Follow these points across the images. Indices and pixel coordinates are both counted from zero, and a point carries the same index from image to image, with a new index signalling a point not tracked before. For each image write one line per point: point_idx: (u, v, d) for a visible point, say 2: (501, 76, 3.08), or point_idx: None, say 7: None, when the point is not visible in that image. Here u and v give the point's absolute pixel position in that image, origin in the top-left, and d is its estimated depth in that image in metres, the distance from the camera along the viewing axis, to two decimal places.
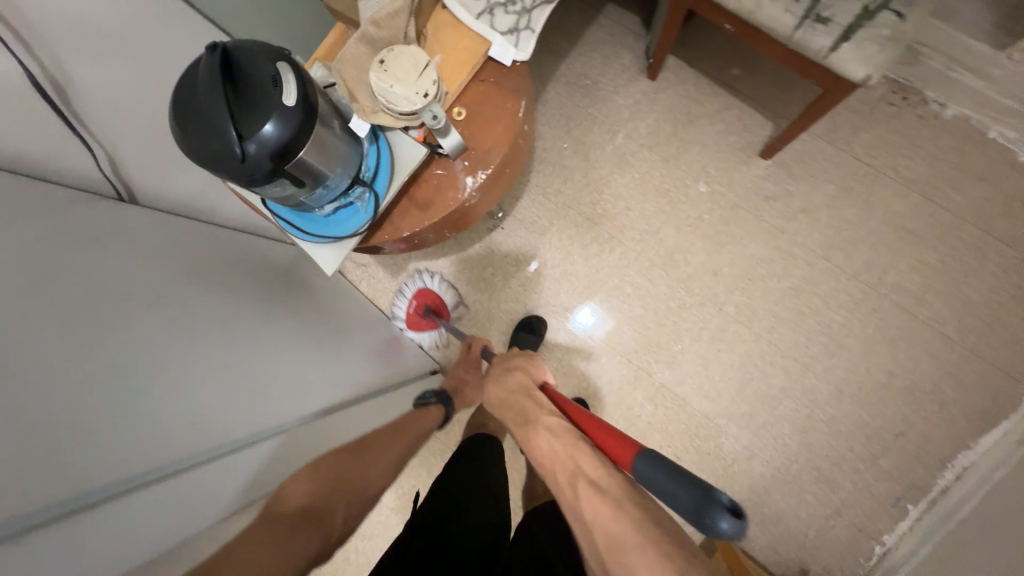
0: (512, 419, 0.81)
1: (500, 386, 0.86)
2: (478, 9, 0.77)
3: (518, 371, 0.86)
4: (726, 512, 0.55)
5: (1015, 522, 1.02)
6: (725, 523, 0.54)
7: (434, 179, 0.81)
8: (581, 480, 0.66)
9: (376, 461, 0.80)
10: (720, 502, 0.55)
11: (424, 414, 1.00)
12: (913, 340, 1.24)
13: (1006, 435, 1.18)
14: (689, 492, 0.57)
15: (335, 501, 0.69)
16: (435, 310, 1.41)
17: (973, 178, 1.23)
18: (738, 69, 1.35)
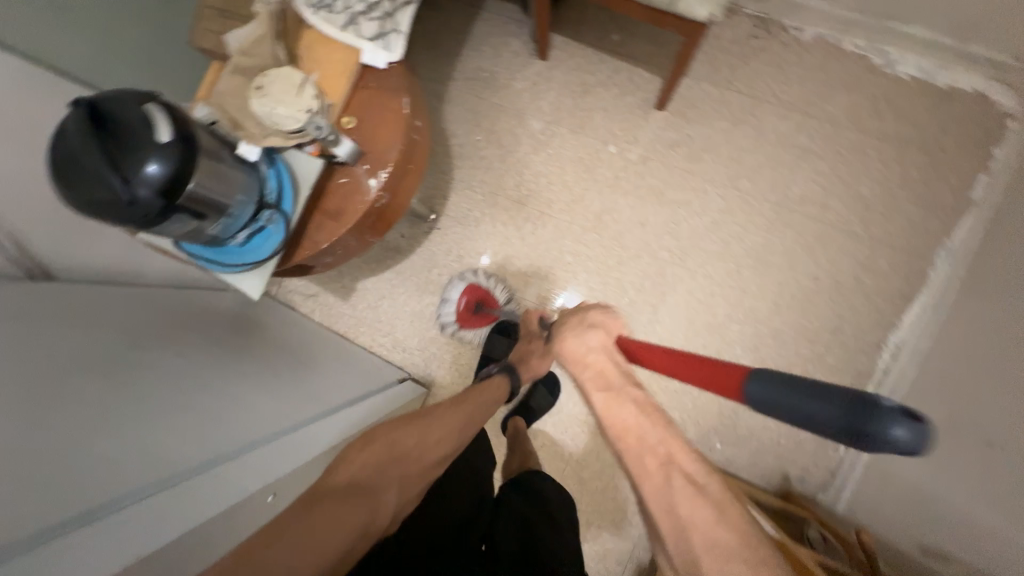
0: (589, 383, 0.72)
1: (579, 347, 0.75)
2: (342, 22, 0.82)
3: (599, 332, 0.76)
4: (895, 420, 0.47)
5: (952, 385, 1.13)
6: (899, 430, 0.46)
7: (341, 187, 0.84)
8: (675, 471, 0.63)
9: (434, 430, 0.81)
10: (887, 407, 0.47)
11: (484, 388, 0.97)
12: (826, 243, 1.35)
13: (924, 308, 1.30)
14: (838, 406, 0.50)
15: (387, 474, 0.71)
16: (485, 304, 1.39)
17: (841, 89, 1.36)
18: (618, 34, 1.45)
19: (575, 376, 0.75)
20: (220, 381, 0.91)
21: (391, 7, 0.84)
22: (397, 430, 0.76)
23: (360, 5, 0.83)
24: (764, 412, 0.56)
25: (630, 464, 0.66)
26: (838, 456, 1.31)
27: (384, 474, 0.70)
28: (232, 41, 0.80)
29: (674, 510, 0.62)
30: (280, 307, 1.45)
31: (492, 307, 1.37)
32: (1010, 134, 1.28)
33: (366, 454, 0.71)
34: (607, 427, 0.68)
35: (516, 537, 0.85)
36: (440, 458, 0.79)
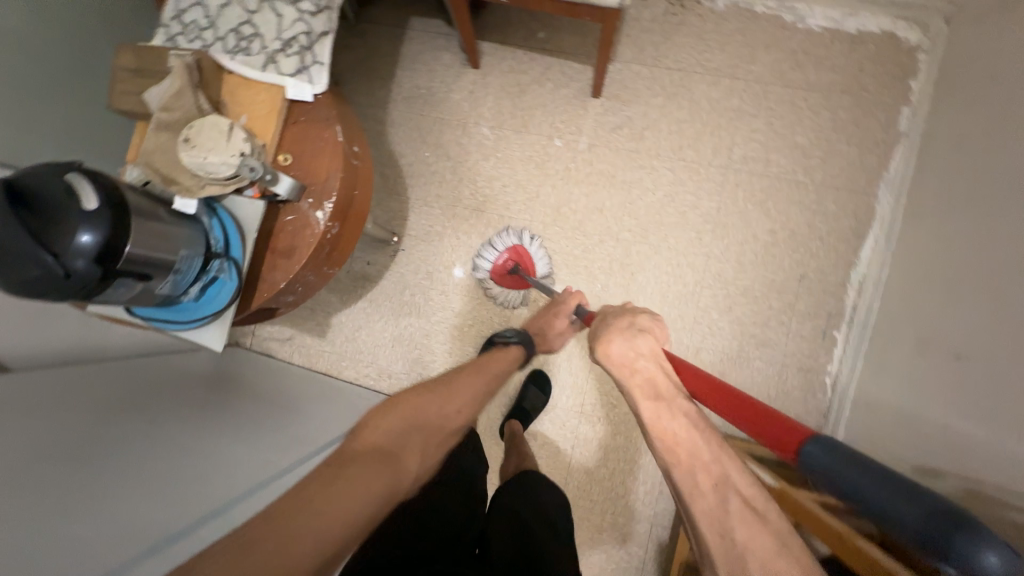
0: (638, 388, 0.75)
1: (626, 348, 0.79)
2: (262, 63, 0.83)
3: (647, 337, 0.81)
4: (986, 546, 0.51)
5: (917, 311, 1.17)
6: (991, 559, 0.50)
7: (288, 225, 0.83)
8: (730, 492, 0.63)
9: (454, 398, 0.85)
10: (983, 536, 0.52)
11: (506, 355, 1.05)
12: (777, 197, 1.40)
13: (876, 241, 1.36)
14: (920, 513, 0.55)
15: (412, 438, 0.73)
16: (524, 270, 1.37)
17: (761, 49, 1.42)
18: (543, 31, 1.48)
19: (624, 379, 0.77)
20: (210, 436, 0.93)
21: (308, 40, 0.84)
22: (422, 399, 0.80)
23: (277, 43, 0.84)
24: (825, 479, 0.63)
25: (682, 482, 0.65)
26: (826, 398, 1.36)
27: (410, 438, 0.72)
28: (150, 98, 0.79)
29: (728, 535, 0.60)
30: (257, 357, 1.43)
31: (529, 275, 1.36)
32: (923, 65, 1.35)
33: (392, 419, 0.74)
34: (655, 435, 0.69)
35: (512, 538, 0.85)
36: (458, 426, 0.83)
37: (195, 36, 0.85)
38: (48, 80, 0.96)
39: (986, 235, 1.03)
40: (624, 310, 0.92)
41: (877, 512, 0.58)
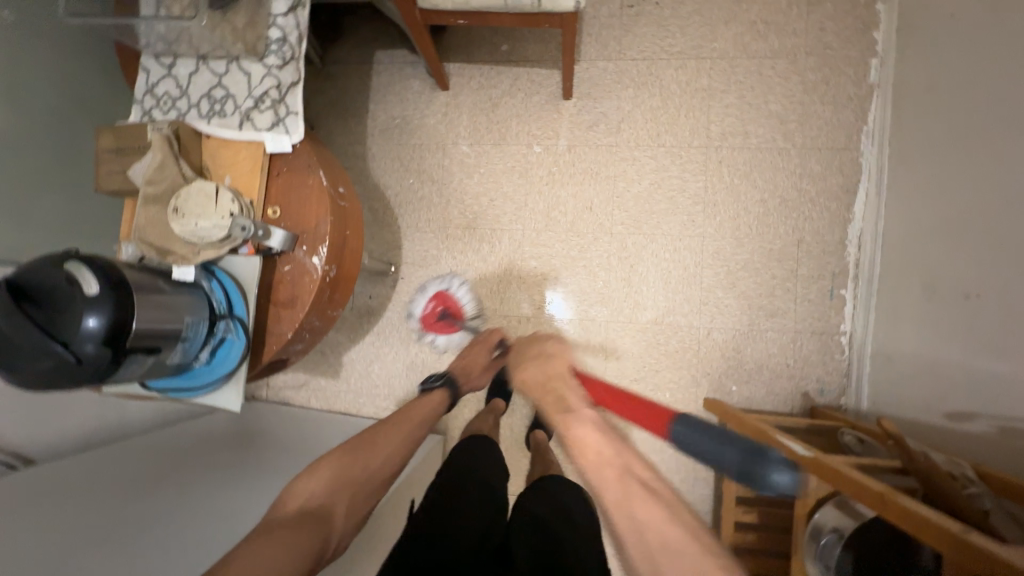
0: (551, 406, 0.71)
1: (539, 373, 0.76)
2: (238, 122, 0.85)
3: (557, 357, 0.77)
4: (775, 468, 0.65)
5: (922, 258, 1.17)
6: (777, 474, 0.65)
7: (287, 275, 0.84)
8: (633, 481, 0.60)
9: (381, 450, 0.86)
10: (773, 458, 0.66)
11: (427, 402, 1.00)
12: (762, 167, 1.40)
13: (868, 195, 1.36)
14: (738, 452, 0.66)
15: (336, 497, 0.76)
16: (452, 315, 1.30)
17: (722, 26, 1.43)
18: (506, 44, 1.50)
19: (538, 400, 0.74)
20: (219, 489, 0.95)
21: (279, 92, 0.85)
22: (348, 454, 0.82)
23: (249, 100, 0.85)
24: (685, 451, 0.70)
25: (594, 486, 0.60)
26: (845, 358, 1.35)
27: (335, 497, 0.76)
28: (135, 175, 0.80)
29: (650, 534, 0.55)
30: (275, 408, 1.43)
31: (458, 320, 1.28)
32: (883, 16, 1.37)
33: (317, 480, 0.77)
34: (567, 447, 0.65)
35: (535, 546, 0.82)
36: (386, 478, 0.85)
37: (171, 107, 0.86)
38: (35, 175, 0.98)
39: (975, 172, 1.03)
40: (535, 338, 0.86)
41: (709, 461, 0.68)
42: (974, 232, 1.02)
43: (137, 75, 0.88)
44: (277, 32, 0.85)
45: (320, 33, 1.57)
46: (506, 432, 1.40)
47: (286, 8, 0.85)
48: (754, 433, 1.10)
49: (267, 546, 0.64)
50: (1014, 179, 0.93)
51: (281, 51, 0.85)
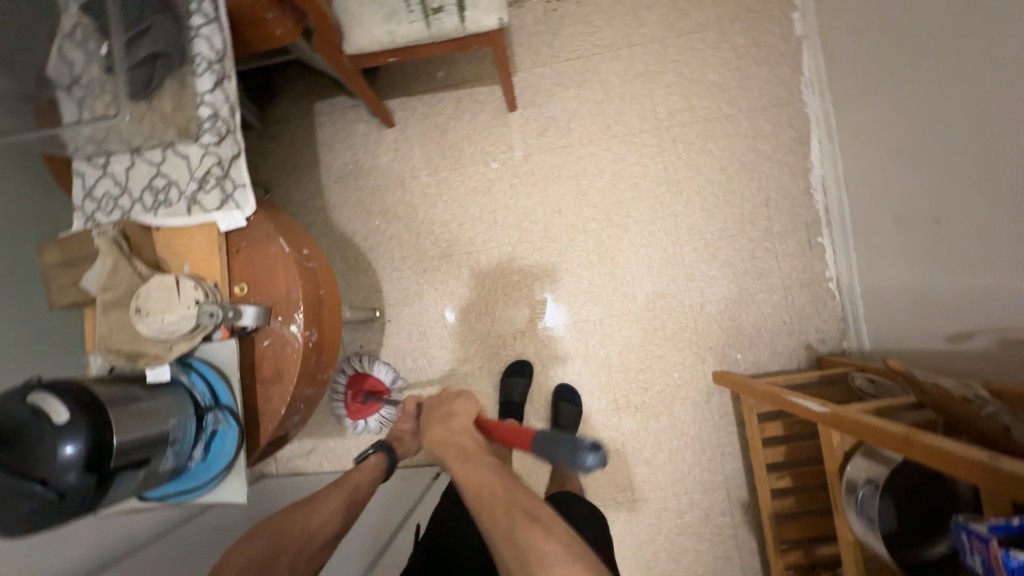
0: (454, 455, 0.83)
1: (444, 429, 0.87)
2: (186, 208, 0.82)
3: (459, 413, 0.87)
4: (588, 451, 0.68)
5: (887, 191, 1.19)
6: (589, 458, 0.68)
7: (268, 350, 0.81)
8: (517, 511, 0.75)
9: (319, 513, 0.91)
10: (582, 445, 0.68)
11: (362, 467, 1.02)
12: (714, 137, 1.42)
13: (821, 142, 1.39)
14: (561, 447, 0.70)
15: (270, 565, 0.82)
16: (373, 392, 1.37)
17: (645, 11, 1.46)
18: (441, 70, 1.51)
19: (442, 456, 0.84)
20: None
21: (222, 167, 0.83)
22: (283, 521, 0.89)
23: (193, 183, 0.82)
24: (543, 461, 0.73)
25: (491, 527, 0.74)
26: (836, 303, 1.36)
27: (268, 565, 0.82)
28: (89, 284, 0.77)
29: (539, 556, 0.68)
30: (286, 482, 1.38)
31: (379, 394, 1.36)
32: None
33: (251, 550, 0.84)
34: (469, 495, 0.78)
35: None
36: (327, 539, 0.90)
37: (113, 206, 0.83)
38: None
39: (922, 104, 1.04)
40: (443, 395, 0.94)
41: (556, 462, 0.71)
42: (936, 161, 1.03)
43: (72, 181, 0.85)
44: (207, 109, 0.82)
45: (255, 97, 1.56)
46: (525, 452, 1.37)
47: (211, 83, 0.82)
48: (769, 397, 1.09)
49: None
50: (964, 106, 0.94)
51: (215, 127, 0.82)
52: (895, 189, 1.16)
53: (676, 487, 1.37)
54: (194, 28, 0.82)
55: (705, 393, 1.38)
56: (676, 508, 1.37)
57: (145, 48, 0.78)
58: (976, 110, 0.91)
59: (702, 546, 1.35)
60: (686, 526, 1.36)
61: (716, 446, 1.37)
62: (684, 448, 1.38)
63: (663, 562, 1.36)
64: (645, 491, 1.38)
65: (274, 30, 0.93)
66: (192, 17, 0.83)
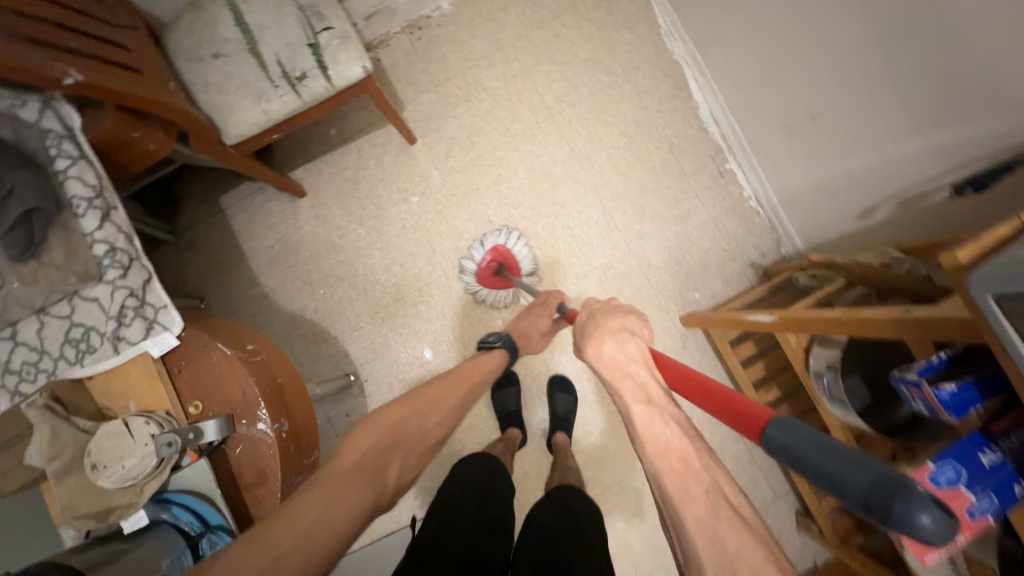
0: (629, 393, 0.74)
1: (619, 352, 0.77)
2: (112, 347, 0.79)
3: (636, 337, 0.80)
4: (922, 505, 0.42)
5: (765, 105, 1.29)
6: (927, 520, 0.42)
7: (242, 456, 0.78)
8: (721, 503, 0.62)
9: (434, 415, 0.89)
10: (920, 494, 0.43)
11: (487, 362, 1.00)
12: (605, 106, 1.50)
13: (697, 81, 1.49)
14: (865, 480, 0.46)
15: (392, 455, 0.81)
16: (509, 269, 1.40)
17: (503, 14, 1.53)
18: (333, 127, 1.52)
19: (614, 383, 0.76)
20: None
21: (137, 296, 0.81)
22: (404, 413, 0.85)
23: (110, 322, 0.80)
24: (787, 464, 0.53)
25: (671, 487, 0.63)
26: (762, 218, 1.46)
27: (389, 453, 0.81)
28: (34, 458, 0.74)
29: (718, 542, 0.59)
30: None
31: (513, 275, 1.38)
32: None
33: (371, 437, 0.81)
34: (644, 440, 0.69)
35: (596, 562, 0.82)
36: (437, 438, 0.90)
37: (36, 372, 0.78)
38: None
39: (770, 18, 1.13)
40: (609, 306, 0.86)
41: (824, 484, 0.49)
42: (802, 66, 1.11)
43: None
44: (103, 246, 0.81)
45: (159, 211, 1.52)
46: (536, 455, 1.39)
47: (98, 219, 0.81)
48: (732, 325, 1.15)
49: (317, 497, 0.70)
50: (812, 10, 1.01)
51: (116, 260, 0.81)
52: (771, 101, 1.26)
53: None
54: (61, 172, 0.81)
55: (680, 338, 1.44)
56: None
57: (16, 209, 0.76)
58: (816, 7, 1.00)
59: None
60: None
61: None
62: None
63: None
64: None
65: (147, 145, 0.93)
66: (57, 162, 0.81)
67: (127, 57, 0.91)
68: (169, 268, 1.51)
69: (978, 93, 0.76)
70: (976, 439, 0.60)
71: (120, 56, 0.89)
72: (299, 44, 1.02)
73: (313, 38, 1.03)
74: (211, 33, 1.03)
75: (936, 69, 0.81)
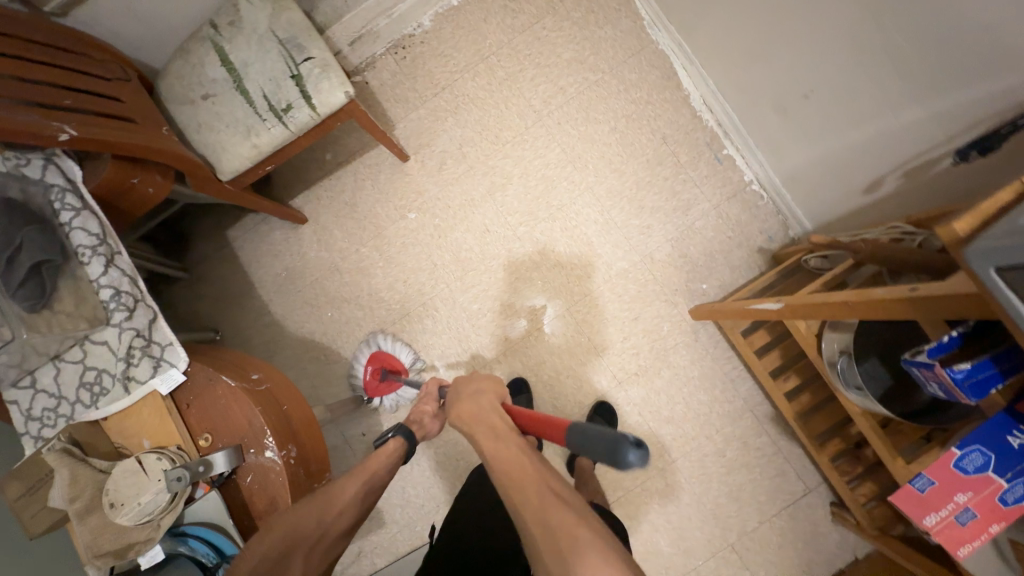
0: (481, 437, 0.76)
1: (472, 405, 0.82)
2: (123, 388, 0.82)
3: (489, 391, 0.85)
4: (629, 447, 0.58)
5: (756, 86, 1.25)
6: (632, 456, 0.57)
7: (253, 485, 0.80)
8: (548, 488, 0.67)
9: (334, 506, 0.79)
10: (628, 440, 0.59)
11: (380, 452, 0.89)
12: (593, 104, 1.49)
13: (686, 68, 1.46)
14: (603, 440, 0.61)
15: (290, 560, 0.73)
16: (392, 370, 1.40)
17: (484, 24, 1.53)
18: (328, 152, 1.56)
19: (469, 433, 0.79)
20: None
21: (144, 335, 0.84)
22: (298, 512, 0.75)
23: (120, 363, 0.82)
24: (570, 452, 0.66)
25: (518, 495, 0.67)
26: (766, 201, 1.41)
27: (286, 561, 0.72)
28: (56, 501, 0.76)
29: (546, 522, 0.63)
30: None
31: (397, 373, 1.39)
32: None
33: (263, 545, 0.72)
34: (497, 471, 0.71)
35: None
36: (344, 530, 0.80)
37: (55, 417, 0.82)
38: None
39: None
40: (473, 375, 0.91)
41: (588, 455, 0.63)
42: (791, 42, 1.07)
43: (9, 413, 0.83)
44: (108, 290, 0.83)
45: (170, 250, 1.58)
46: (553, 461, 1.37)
47: (102, 265, 0.84)
48: (740, 315, 1.12)
49: None
50: None
51: (121, 302, 0.83)
52: (762, 81, 1.22)
53: (706, 430, 1.37)
54: (65, 223, 0.84)
55: (691, 332, 1.41)
56: (715, 450, 1.36)
57: (26, 262, 0.79)
58: None
59: (754, 474, 1.35)
60: (732, 462, 1.36)
61: (723, 375, 1.39)
62: (697, 391, 1.39)
63: (727, 506, 1.34)
64: (680, 447, 1.37)
65: (146, 189, 0.96)
66: (61, 214, 0.84)
67: (120, 108, 0.95)
68: (183, 304, 1.56)
69: (976, 50, 0.72)
70: (1003, 421, 0.54)
71: (114, 107, 0.93)
72: (283, 77, 1.05)
73: (295, 69, 1.05)
74: (199, 75, 1.07)
75: (931, 29, 0.77)
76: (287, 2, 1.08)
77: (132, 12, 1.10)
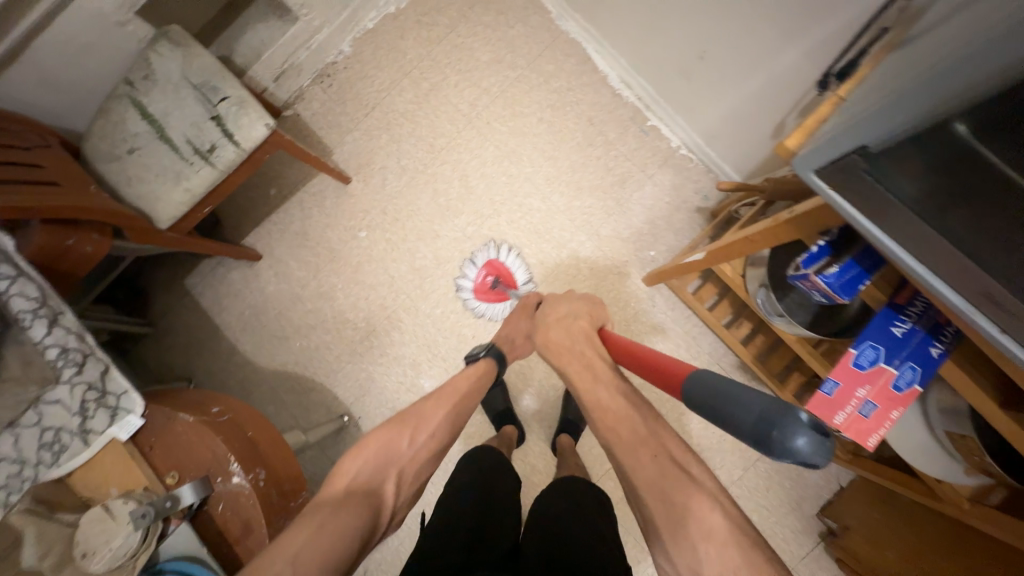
0: (570, 362, 0.87)
1: (564, 334, 0.93)
2: (83, 442, 0.83)
3: (581, 319, 0.95)
4: (802, 431, 0.50)
5: (660, 56, 1.32)
6: (801, 440, 0.50)
7: (226, 512, 0.82)
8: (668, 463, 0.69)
9: (424, 429, 0.84)
10: (800, 419, 0.51)
11: (474, 370, 0.99)
12: (517, 99, 1.54)
13: (598, 51, 1.52)
14: (761, 410, 0.53)
15: (385, 473, 0.78)
16: (504, 282, 1.44)
17: (402, 41, 1.59)
18: (272, 188, 1.59)
19: (559, 361, 0.90)
20: None
21: (98, 387, 0.86)
22: (387, 433, 0.82)
23: (76, 418, 0.84)
24: (703, 413, 0.60)
25: (621, 455, 0.72)
26: (696, 163, 1.47)
27: (381, 474, 0.77)
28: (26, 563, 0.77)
29: (666, 498, 0.66)
30: None
31: (508, 287, 1.43)
32: None
33: (359, 462, 0.78)
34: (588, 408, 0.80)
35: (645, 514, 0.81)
36: (434, 451, 0.85)
37: (19, 481, 0.83)
38: None
39: None
40: (567, 295, 1.04)
41: (726, 424, 0.57)
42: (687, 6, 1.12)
43: None
44: (54, 349, 0.85)
45: (130, 308, 1.58)
46: (539, 447, 1.40)
47: (46, 327, 0.85)
48: (678, 270, 1.18)
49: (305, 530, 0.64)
50: None
51: (70, 359, 0.85)
52: (664, 51, 1.29)
53: None
54: (4, 293, 0.85)
55: (648, 298, 1.45)
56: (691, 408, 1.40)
57: None
58: None
59: None
60: None
61: (685, 334, 1.43)
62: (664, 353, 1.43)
63: (713, 459, 1.38)
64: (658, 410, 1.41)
65: (85, 249, 0.97)
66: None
67: (45, 174, 0.97)
68: (152, 358, 1.56)
69: None
70: (885, 313, 0.64)
71: (37, 174, 0.96)
72: (203, 120, 1.08)
73: (214, 111, 1.09)
74: (122, 131, 1.10)
75: None
76: (197, 48, 1.11)
77: (48, 84, 1.14)
